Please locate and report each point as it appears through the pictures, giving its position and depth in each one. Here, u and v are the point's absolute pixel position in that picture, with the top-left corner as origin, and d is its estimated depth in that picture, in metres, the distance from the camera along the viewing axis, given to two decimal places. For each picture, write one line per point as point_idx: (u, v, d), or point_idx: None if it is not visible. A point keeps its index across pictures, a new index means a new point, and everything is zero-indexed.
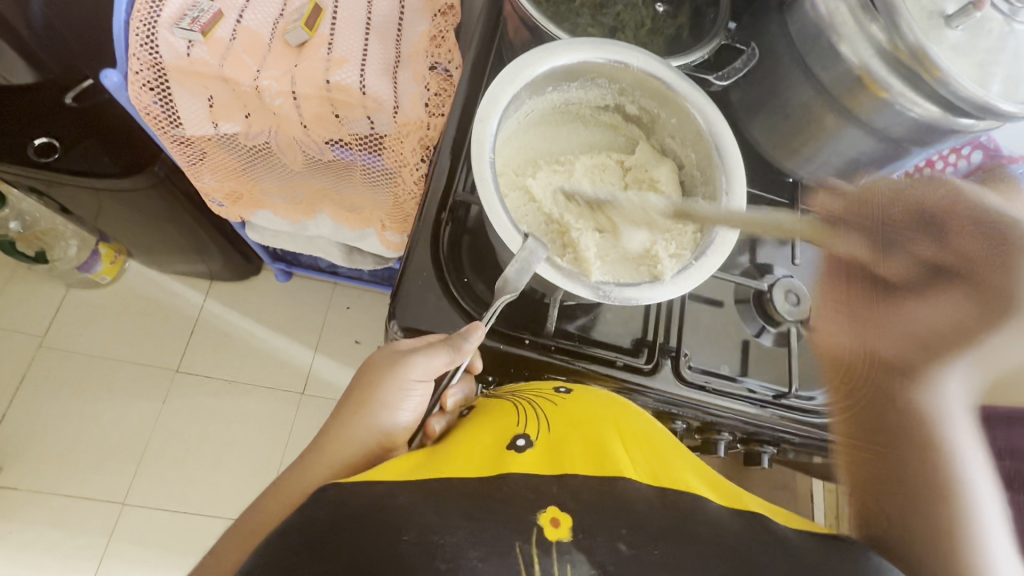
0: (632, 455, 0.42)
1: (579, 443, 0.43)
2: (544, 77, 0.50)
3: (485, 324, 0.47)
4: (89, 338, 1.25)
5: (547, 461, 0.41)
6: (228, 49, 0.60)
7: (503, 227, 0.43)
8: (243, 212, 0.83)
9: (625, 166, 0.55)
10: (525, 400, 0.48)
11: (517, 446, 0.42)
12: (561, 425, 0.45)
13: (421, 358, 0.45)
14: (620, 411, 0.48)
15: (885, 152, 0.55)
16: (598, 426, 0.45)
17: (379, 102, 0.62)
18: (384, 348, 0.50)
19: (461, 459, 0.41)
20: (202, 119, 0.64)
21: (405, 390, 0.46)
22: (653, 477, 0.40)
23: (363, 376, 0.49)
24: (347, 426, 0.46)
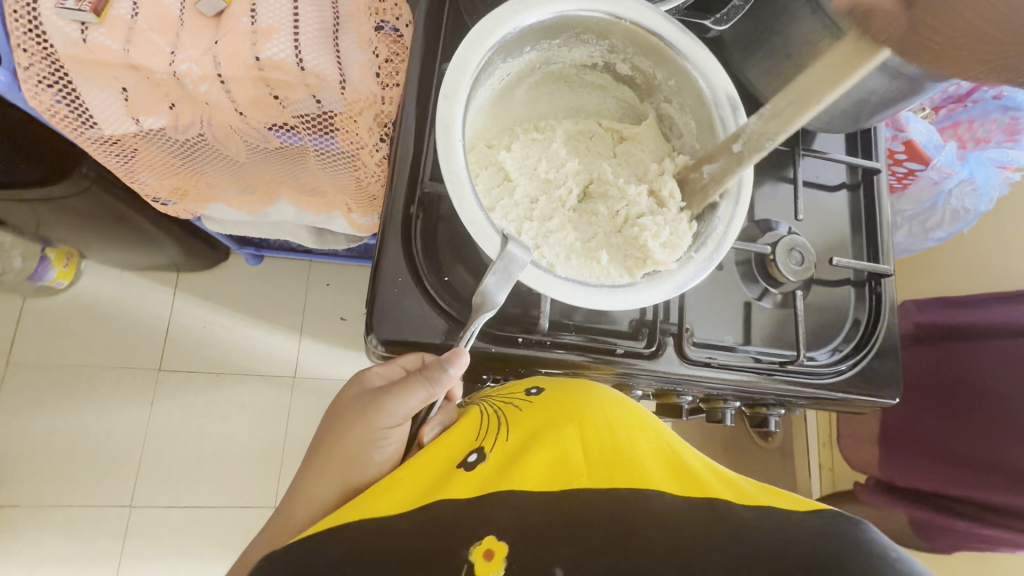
0: (586, 455, 0.41)
1: (540, 453, 0.41)
2: (518, 38, 0.43)
3: (466, 349, 0.42)
4: (60, 348, 1.19)
5: (494, 474, 0.40)
6: (131, 29, 0.50)
7: (480, 230, 0.38)
8: (193, 207, 0.75)
9: (613, 133, 0.50)
10: (491, 408, 0.47)
11: (468, 463, 0.42)
12: (520, 431, 0.43)
13: (396, 398, 0.43)
14: (588, 405, 0.44)
15: (900, 92, 0.49)
16: (558, 428, 0.42)
17: (322, 77, 0.53)
18: (355, 383, 0.48)
19: (411, 482, 0.40)
20: (120, 116, 0.55)
21: (380, 439, 0.43)
22: (608, 478, 0.39)
23: (333, 422, 0.47)
24: (320, 476, 0.43)
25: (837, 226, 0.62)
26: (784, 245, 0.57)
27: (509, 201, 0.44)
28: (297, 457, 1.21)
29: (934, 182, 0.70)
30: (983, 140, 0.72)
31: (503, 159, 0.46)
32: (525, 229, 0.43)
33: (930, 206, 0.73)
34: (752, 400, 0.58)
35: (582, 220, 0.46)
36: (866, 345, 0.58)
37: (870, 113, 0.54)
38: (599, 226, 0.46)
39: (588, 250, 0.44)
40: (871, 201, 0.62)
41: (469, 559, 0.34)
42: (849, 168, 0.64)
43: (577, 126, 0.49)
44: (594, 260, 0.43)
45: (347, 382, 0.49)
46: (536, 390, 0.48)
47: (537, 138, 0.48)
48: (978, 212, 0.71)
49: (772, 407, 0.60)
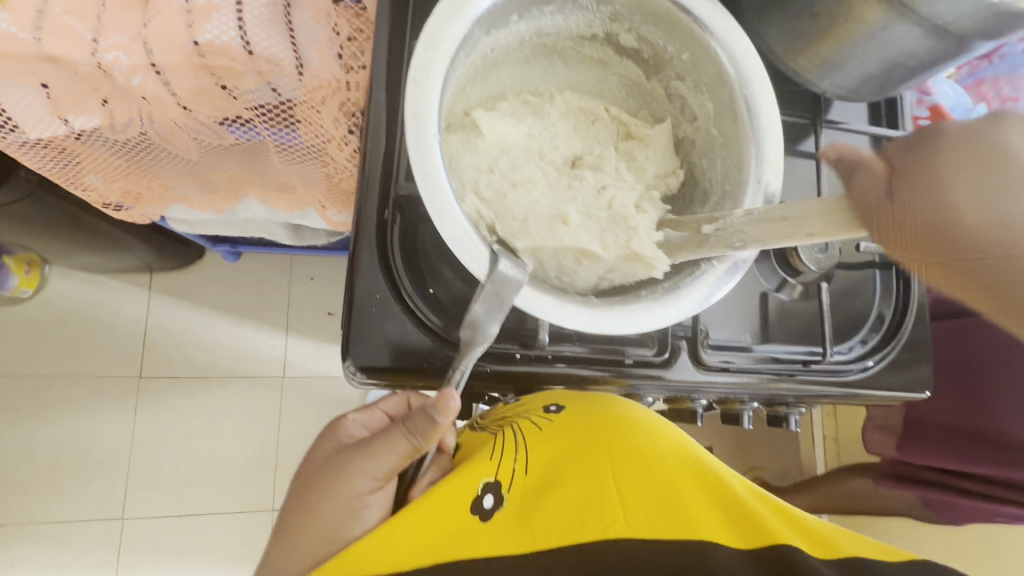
0: (621, 493, 0.37)
1: (567, 495, 0.37)
2: (506, 4, 0.36)
3: (457, 392, 0.36)
4: (32, 359, 1.13)
5: (520, 525, 0.36)
6: (41, 13, 0.42)
7: (463, 247, 0.32)
8: (150, 210, 0.68)
9: (614, 118, 0.43)
10: (506, 427, 0.41)
11: (484, 510, 0.37)
12: (541, 466, 0.39)
13: (374, 456, 0.38)
14: (616, 430, 0.39)
15: (943, 54, 0.43)
16: (585, 462, 0.38)
17: (274, 63, 0.46)
18: (327, 446, 0.42)
19: (429, 527, 0.35)
20: (45, 117, 0.48)
21: (356, 507, 0.37)
22: (647, 526, 0.35)
23: (304, 480, 0.41)
24: (287, 553, 0.37)
25: None
26: None
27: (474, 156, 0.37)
28: (292, 459, 1.18)
29: None
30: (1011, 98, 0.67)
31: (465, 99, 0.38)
32: (484, 184, 0.37)
33: None
34: (771, 401, 0.53)
35: (562, 181, 0.39)
36: (893, 338, 0.54)
37: (903, 79, 0.48)
38: (580, 191, 0.39)
39: (553, 209, 0.37)
40: None
41: None
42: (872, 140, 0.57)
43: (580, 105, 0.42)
44: (560, 221, 0.37)
45: (316, 439, 0.44)
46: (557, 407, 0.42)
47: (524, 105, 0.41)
48: None
49: (792, 406, 0.55)
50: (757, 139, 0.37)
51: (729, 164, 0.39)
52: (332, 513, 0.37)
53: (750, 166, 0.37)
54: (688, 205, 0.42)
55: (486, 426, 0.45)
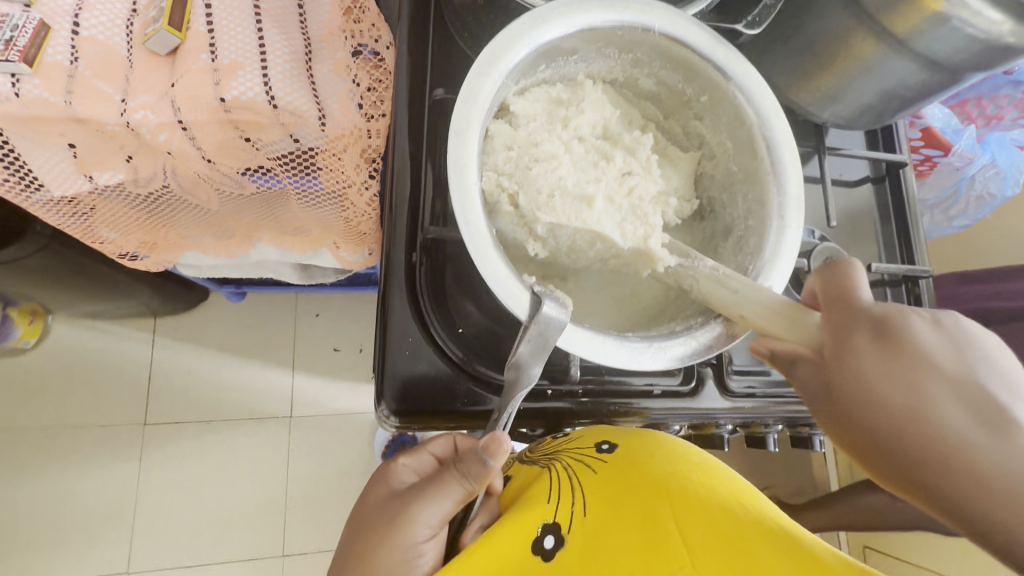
0: (684, 533, 0.35)
1: (626, 537, 0.37)
2: (536, 56, 0.37)
3: (507, 433, 0.37)
4: (34, 411, 1.11)
5: (581, 571, 0.35)
6: (72, 77, 0.44)
7: (506, 289, 0.32)
8: (167, 257, 0.68)
9: None
10: (559, 464, 0.41)
11: (546, 551, 0.37)
12: (598, 507, 0.39)
13: (425, 502, 0.38)
14: (673, 470, 0.39)
15: (937, 83, 0.45)
16: (643, 502, 0.38)
17: (298, 115, 0.47)
18: (372, 496, 0.41)
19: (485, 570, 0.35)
20: (70, 175, 0.48)
21: (410, 558, 0.36)
22: (714, 567, 0.33)
23: (357, 527, 0.40)
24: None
25: (866, 226, 0.58)
26: (819, 254, 0.52)
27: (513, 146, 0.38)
28: (301, 501, 1.15)
29: (955, 169, 0.66)
30: (997, 116, 0.72)
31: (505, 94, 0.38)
32: (512, 166, 0.38)
33: (952, 194, 0.69)
34: (796, 423, 0.54)
35: (589, 159, 0.40)
36: None
37: (900, 107, 0.50)
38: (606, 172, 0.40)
39: (578, 190, 0.38)
40: (898, 196, 0.58)
41: None
42: (870, 163, 0.60)
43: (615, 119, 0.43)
44: (585, 203, 0.38)
45: (368, 483, 0.43)
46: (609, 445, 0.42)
47: (564, 97, 0.41)
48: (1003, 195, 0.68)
49: (815, 427, 0.56)
50: (777, 169, 0.37)
51: (751, 198, 0.40)
52: (385, 563, 0.36)
53: (773, 199, 0.38)
54: (711, 236, 0.44)
55: (537, 457, 0.45)
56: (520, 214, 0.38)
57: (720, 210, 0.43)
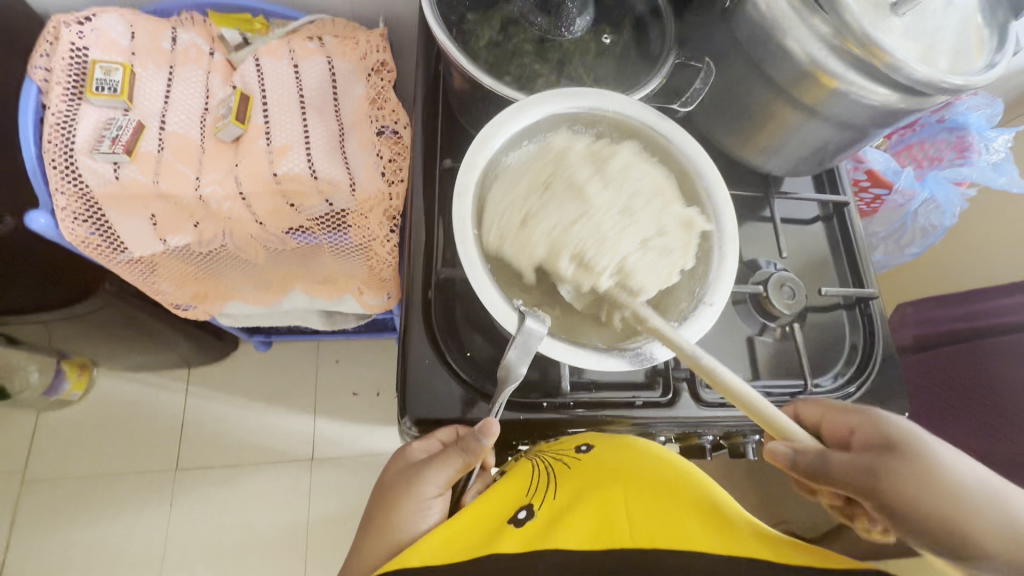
0: (629, 511, 0.42)
1: (583, 511, 0.43)
2: (519, 134, 0.47)
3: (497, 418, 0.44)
4: (75, 458, 1.18)
5: (541, 534, 0.41)
6: (158, 162, 0.56)
7: (499, 309, 0.41)
8: (212, 309, 0.77)
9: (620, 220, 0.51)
10: (542, 462, 0.49)
11: (518, 519, 0.44)
12: (566, 492, 0.46)
13: (433, 469, 0.45)
14: (634, 463, 0.46)
15: (851, 137, 0.55)
16: (603, 487, 0.45)
17: (334, 183, 0.58)
18: (398, 456, 0.50)
19: (466, 531, 0.43)
20: (148, 239, 0.59)
21: (423, 507, 0.45)
22: (650, 537, 0.39)
23: (381, 495, 0.47)
24: (368, 546, 0.44)
25: (819, 256, 0.67)
26: (774, 282, 0.61)
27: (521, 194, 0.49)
28: (321, 543, 1.19)
29: (900, 204, 0.75)
30: (937, 158, 0.82)
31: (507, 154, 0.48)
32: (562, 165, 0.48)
33: (900, 226, 0.79)
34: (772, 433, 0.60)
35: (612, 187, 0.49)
36: (867, 367, 0.61)
37: (829, 157, 0.60)
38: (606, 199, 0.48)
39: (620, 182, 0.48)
40: (846, 231, 0.67)
41: None
42: (820, 204, 0.69)
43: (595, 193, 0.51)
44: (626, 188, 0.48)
45: (389, 459, 0.50)
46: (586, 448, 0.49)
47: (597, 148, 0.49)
48: (945, 227, 0.77)
49: None
50: (716, 212, 0.47)
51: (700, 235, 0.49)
52: (403, 513, 0.44)
53: (713, 233, 0.47)
54: None
55: (531, 456, 0.51)
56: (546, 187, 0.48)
57: None
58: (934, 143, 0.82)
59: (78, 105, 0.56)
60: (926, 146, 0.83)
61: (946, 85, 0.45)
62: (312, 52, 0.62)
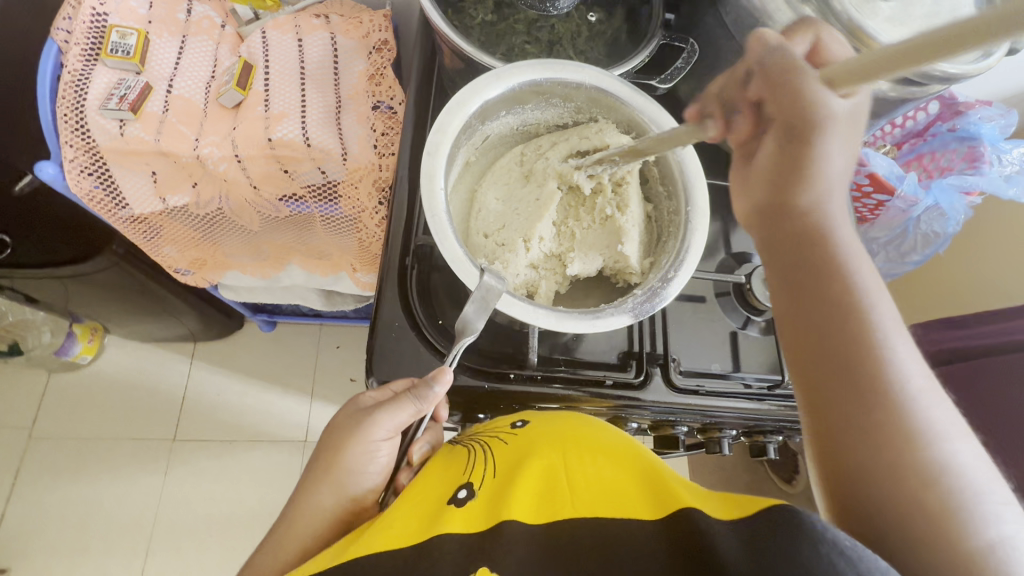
0: (573, 484, 0.39)
1: (522, 484, 0.40)
2: (495, 102, 0.48)
3: (450, 367, 0.45)
4: (80, 421, 1.22)
5: (483, 515, 0.38)
6: (161, 122, 0.58)
7: (461, 265, 0.42)
8: (210, 275, 0.80)
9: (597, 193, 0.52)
10: (478, 443, 0.47)
11: (457, 500, 0.40)
12: (505, 464, 0.42)
13: (383, 416, 0.44)
14: (570, 433, 0.44)
15: None
16: (543, 457, 0.41)
17: (326, 151, 0.60)
18: (351, 403, 0.48)
19: (402, 519, 0.38)
20: (149, 196, 0.62)
21: (371, 450, 0.45)
22: (594, 508, 0.37)
23: (331, 435, 0.47)
24: (318, 492, 0.45)
25: None
26: (759, 274, 0.59)
27: (535, 158, 0.53)
28: None
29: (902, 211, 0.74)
30: (947, 168, 0.78)
31: (523, 113, 0.52)
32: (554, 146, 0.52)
33: (902, 233, 0.77)
34: (749, 428, 0.58)
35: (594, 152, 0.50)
36: None
37: None
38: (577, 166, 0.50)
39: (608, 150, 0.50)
40: None
41: None
42: None
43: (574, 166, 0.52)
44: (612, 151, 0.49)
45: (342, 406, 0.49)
46: (523, 422, 0.48)
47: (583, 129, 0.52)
48: (949, 235, 0.76)
49: (770, 434, 0.59)
50: (689, 189, 0.47)
51: (674, 212, 0.49)
52: (350, 456, 0.44)
53: (685, 209, 0.47)
54: (658, 242, 0.51)
55: (468, 440, 0.49)
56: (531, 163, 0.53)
57: (660, 227, 0.52)
58: (945, 152, 0.79)
59: (93, 65, 0.59)
60: (937, 155, 0.80)
61: (937, 74, 0.44)
62: (317, 27, 0.65)
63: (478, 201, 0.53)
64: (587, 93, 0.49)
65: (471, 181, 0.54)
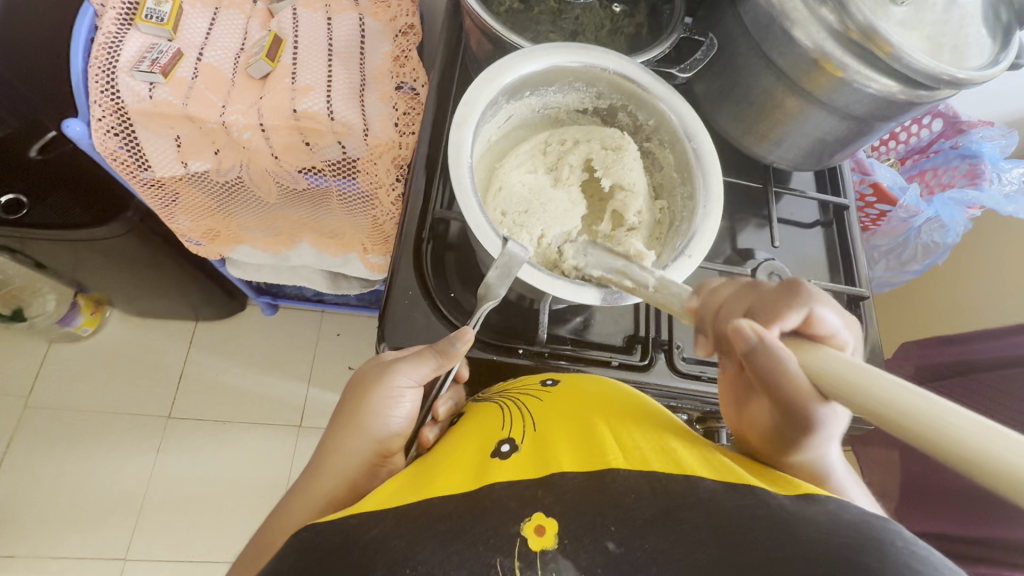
0: (617, 440, 0.39)
1: (565, 439, 0.40)
2: (521, 82, 0.50)
3: (473, 329, 0.46)
4: (76, 394, 1.22)
5: (532, 465, 0.38)
6: (191, 88, 0.60)
7: (484, 235, 0.43)
8: (222, 248, 0.81)
9: (609, 189, 0.55)
10: (510, 400, 0.47)
11: (501, 453, 0.40)
12: (543, 422, 0.43)
13: (406, 363, 0.46)
14: (609, 398, 0.44)
15: (851, 129, 0.56)
16: (582, 419, 0.42)
17: (348, 126, 0.61)
18: (371, 362, 0.50)
19: (448, 471, 0.38)
20: (172, 160, 0.63)
21: (396, 396, 0.46)
22: (644, 461, 0.37)
23: (356, 388, 0.48)
24: (344, 437, 0.45)
25: (815, 255, 0.66)
26: (765, 269, 0.61)
27: (558, 151, 0.56)
28: None
29: (904, 221, 0.76)
30: (948, 185, 0.80)
31: (546, 96, 0.54)
32: (577, 148, 0.56)
33: (902, 242, 0.79)
34: None
35: (614, 153, 0.54)
36: None
37: (829, 152, 0.61)
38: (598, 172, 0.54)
39: (627, 155, 0.54)
40: (843, 235, 0.66)
41: (521, 535, 0.33)
42: (821, 207, 0.69)
43: (592, 163, 0.56)
44: (627, 161, 0.54)
45: (367, 360, 0.51)
46: (552, 382, 0.49)
47: (607, 136, 0.55)
48: (950, 245, 0.76)
49: None
50: (703, 175, 0.48)
51: (687, 198, 0.51)
52: (375, 400, 0.46)
53: (700, 195, 0.48)
54: (670, 227, 0.53)
55: (494, 397, 0.49)
56: (553, 163, 0.56)
57: (668, 215, 0.54)
58: (946, 167, 0.81)
59: (127, 29, 0.60)
60: (938, 172, 0.82)
61: (946, 77, 0.46)
62: (346, 8, 0.67)
63: (498, 179, 0.54)
64: (612, 85, 0.52)
65: (492, 160, 0.56)
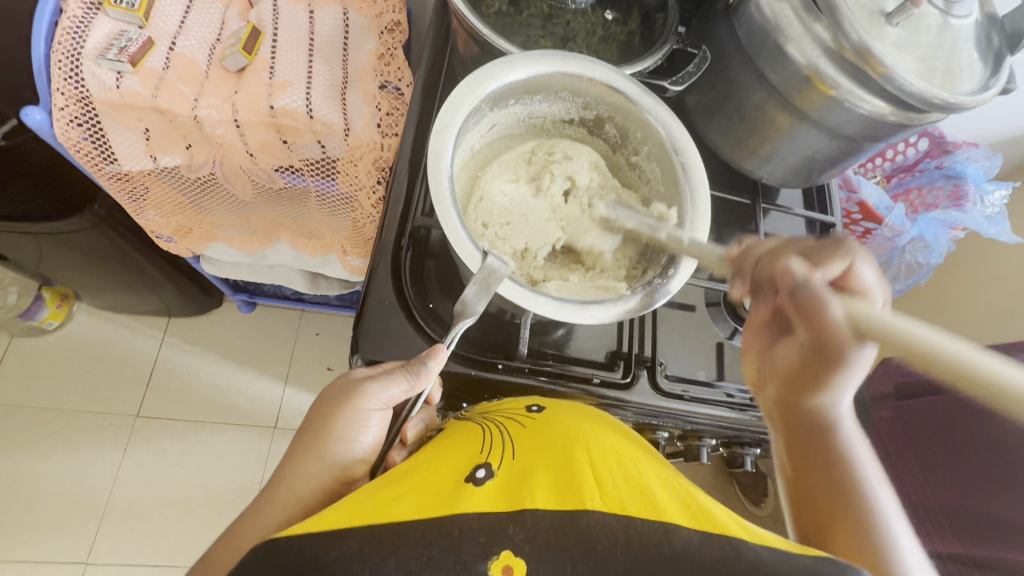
0: (597, 477, 0.37)
1: (544, 471, 0.38)
2: (505, 90, 0.48)
3: (445, 346, 0.44)
4: (38, 391, 1.17)
5: (507, 494, 0.36)
6: (161, 79, 0.57)
7: (463, 246, 0.41)
8: (195, 246, 0.77)
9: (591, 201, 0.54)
10: (492, 424, 0.45)
11: (476, 478, 0.38)
12: (524, 451, 0.41)
13: (377, 385, 0.44)
14: (593, 430, 0.43)
15: (842, 148, 0.55)
16: (564, 451, 0.40)
17: (328, 125, 0.59)
18: (339, 379, 0.47)
19: (415, 493, 0.36)
20: (140, 154, 0.60)
21: (362, 419, 0.44)
22: (621, 504, 0.35)
23: (322, 407, 0.46)
24: (304, 460, 0.44)
25: None
26: None
27: (545, 160, 0.55)
28: None
29: (889, 240, 0.77)
30: (932, 206, 0.80)
31: (531, 104, 0.52)
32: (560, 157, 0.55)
33: (886, 261, 0.79)
34: (728, 439, 0.57)
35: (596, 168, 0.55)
36: None
37: (817, 170, 0.60)
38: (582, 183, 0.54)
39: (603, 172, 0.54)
40: None
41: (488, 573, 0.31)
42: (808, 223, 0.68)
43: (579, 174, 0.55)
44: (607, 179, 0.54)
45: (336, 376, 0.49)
46: (537, 409, 0.47)
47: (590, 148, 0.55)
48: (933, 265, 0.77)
49: (747, 447, 0.58)
50: (692, 189, 0.47)
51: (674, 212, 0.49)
52: (341, 423, 0.44)
53: (687, 211, 0.47)
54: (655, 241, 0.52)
55: (474, 419, 0.47)
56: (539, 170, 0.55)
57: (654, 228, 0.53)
58: (930, 188, 0.81)
59: (94, 14, 0.57)
60: (922, 192, 0.82)
61: (938, 101, 0.45)
62: (329, 2, 0.64)
63: (480, 189, 0.52)
64: (598, 96, 0.50)
65: (475, 169, 0.54)
